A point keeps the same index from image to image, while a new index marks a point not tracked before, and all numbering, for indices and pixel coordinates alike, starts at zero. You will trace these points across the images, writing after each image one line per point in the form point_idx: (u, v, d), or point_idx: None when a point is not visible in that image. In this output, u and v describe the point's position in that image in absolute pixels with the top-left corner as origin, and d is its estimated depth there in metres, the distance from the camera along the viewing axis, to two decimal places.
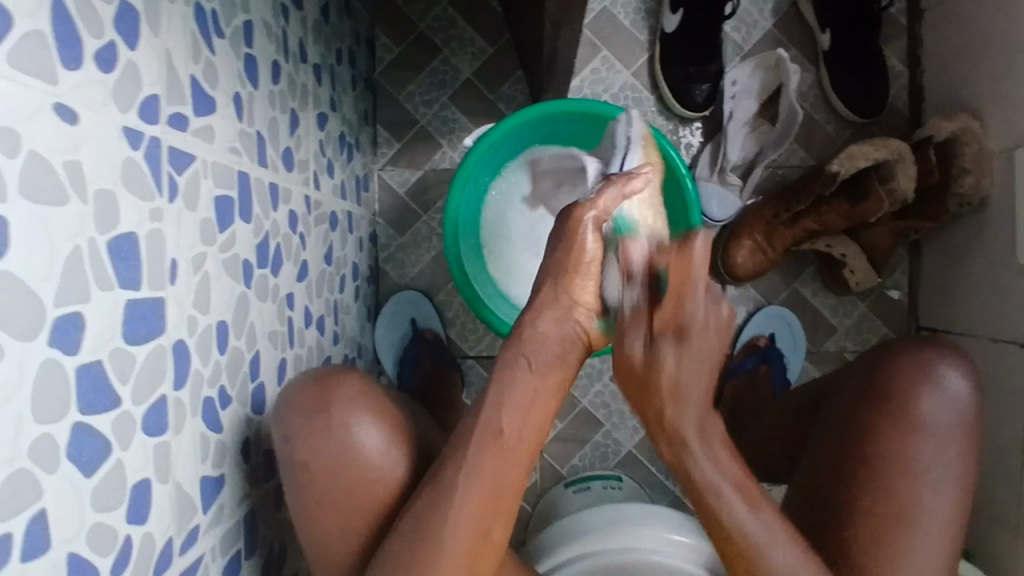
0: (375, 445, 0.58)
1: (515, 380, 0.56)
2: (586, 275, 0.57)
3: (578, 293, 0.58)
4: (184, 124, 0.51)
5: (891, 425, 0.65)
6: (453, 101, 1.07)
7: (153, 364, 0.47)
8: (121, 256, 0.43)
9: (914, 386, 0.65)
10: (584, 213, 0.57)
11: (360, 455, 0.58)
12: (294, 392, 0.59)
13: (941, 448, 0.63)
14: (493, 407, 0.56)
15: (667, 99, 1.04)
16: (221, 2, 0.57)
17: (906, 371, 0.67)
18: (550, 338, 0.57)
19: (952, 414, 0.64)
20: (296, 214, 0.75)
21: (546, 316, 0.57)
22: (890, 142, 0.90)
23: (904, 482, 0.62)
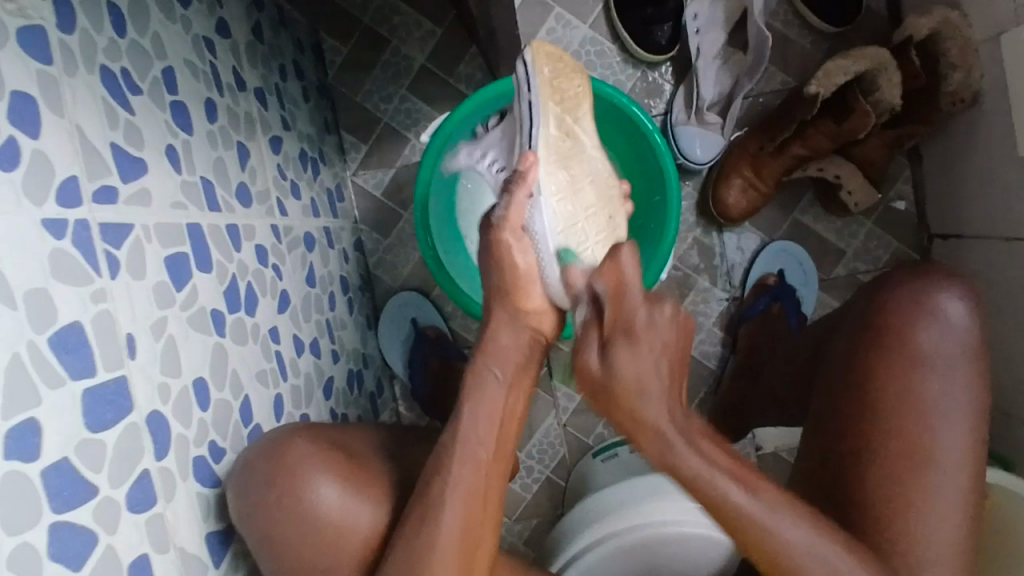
0: (333, 501, 0.59)
1: (483, 399, 0.59)
2: (528, 284, 0.62)
3: (524, 301, 0.63)
4: (113, 195, 0.50)
5: (893, 368, 0.62)
6: (412, 91, 1.04)
7: (128, 442, 0.47)
8: (68, 348, 0.43)
9: (913, 318, 0.63)
10: (501, 234, 0.61)
11: (318, 510, 0.59)
12: (241, 471, 0.56)
13: (947, 381, 0.61)
14: (468, 425, 0.59)
15: (630, 47, 0.99)
16: (131, 57, 0.55)
17: (904, 306, 0.64)
18: (512, 346, 0.62)
19: (955, 343, 0.62)
20: (265, 247, 0.74)
21: (505, 327, 0.62)
22: (868, 50, 0.84)
23: (915, 422, 0.60)
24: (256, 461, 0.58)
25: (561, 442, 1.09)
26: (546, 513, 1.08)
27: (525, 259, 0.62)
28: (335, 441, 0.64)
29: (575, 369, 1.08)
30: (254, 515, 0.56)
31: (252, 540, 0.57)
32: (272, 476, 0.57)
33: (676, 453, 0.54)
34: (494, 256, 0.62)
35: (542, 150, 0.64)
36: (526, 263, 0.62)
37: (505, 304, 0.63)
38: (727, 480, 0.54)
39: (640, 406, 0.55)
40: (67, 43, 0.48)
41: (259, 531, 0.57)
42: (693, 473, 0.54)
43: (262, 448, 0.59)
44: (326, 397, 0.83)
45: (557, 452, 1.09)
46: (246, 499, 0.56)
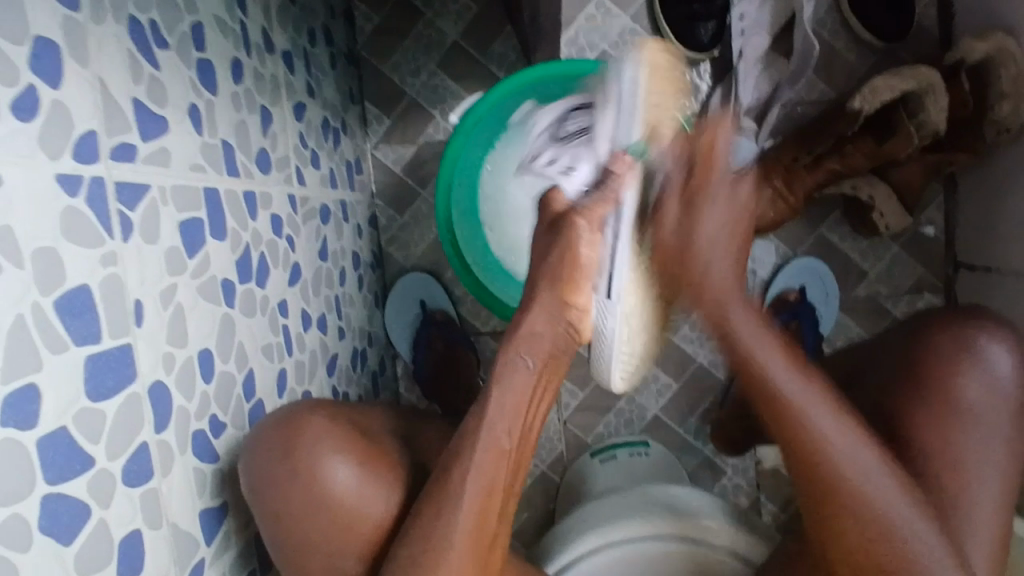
0: (349, 484, 0.57)
1: (509, 379, 0.60)
2: (584, 279, 0.63)
3: (572, 296, 0.63)
4: (132, 153, 0.47)
5: (929, 413, 0.60)
6: (442, 67, 1.01)
7: (128, 413, 0.45)
8: (74, 312, 0.41)
9: (956, 362, 0.61)
10: (576, 221, 0.62)
11: (333, 493, 0.56)
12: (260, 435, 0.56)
13: (985, 435, 0.59)
14: (489, 415, 0.58)
15: (670, 42, 0.96)
16: (160, 9, 0.52)
17: (944, 350, 0.62)
18: (545, 332, 0.62)
19: (995, 394, 0.60)
20: (281, 217, 0.72)
21: (543, 313, 0.63)
22: (917, 70, 0.82)
23: (948, 477, 0.58)
24: (275, 429, 0.57)
25: (559, 438, 1.07)
26: (537, 507, 1.08)
27: (589, 253, 0.63)
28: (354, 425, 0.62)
29: (581, 366, 1.07)
30: (271, 491, 0.55)
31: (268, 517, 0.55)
32: (291, 456, 0.56)
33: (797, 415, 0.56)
34: (562, 251, 0.62)
35: (633, 142, 0.63)
36: (589, 258, 0.63)
37: (553, 291, 0.63)
38: (809, 423, 0.56)
39: (729, 309, 0.57)
40: None
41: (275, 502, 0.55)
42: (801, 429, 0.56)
43: (280, 423, 0.58)
44: (330, 375, 0.81)
45: (554, 448, 1.07)
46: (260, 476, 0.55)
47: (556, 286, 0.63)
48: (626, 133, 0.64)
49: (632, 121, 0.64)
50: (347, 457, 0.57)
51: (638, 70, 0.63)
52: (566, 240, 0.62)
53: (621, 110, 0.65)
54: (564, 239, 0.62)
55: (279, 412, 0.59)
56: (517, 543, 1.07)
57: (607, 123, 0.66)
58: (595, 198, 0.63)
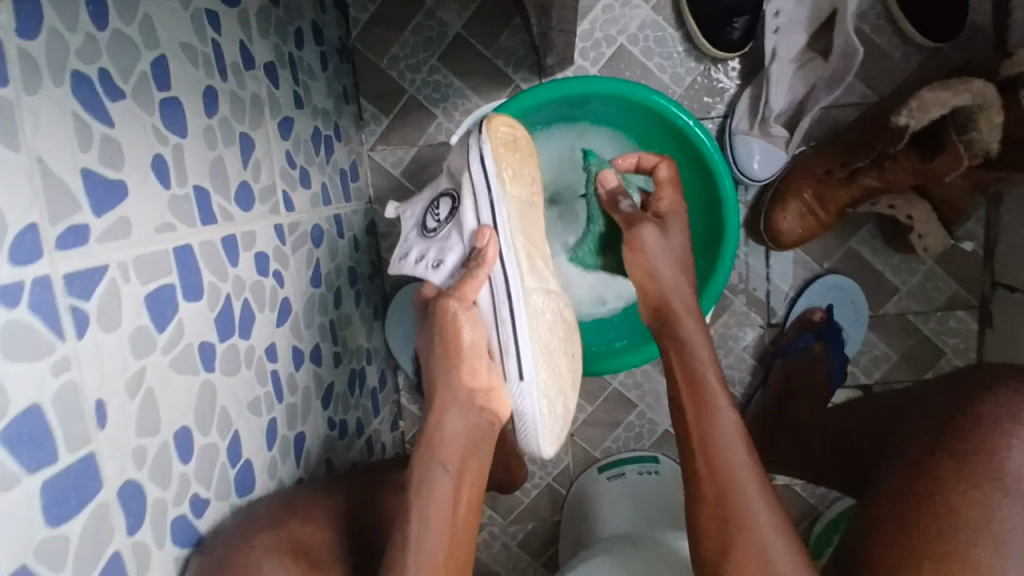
0: None
1: (432, 477, 0.56)
2: (475, 358, 0.59)
3: (472, 380, 0.59)
4: (85, 235, 0.42)
5: (975, 476, 0.55)
6: (444, 62, 0.93)
7: (95, 527, 0.41)
8: (20, 439, 0.36)
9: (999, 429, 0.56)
10: (448, 302, 0.58)
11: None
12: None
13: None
14: (418, 528, 0.54)
15: (694, 37, 0.88)
16: (113, 53, 0.46)
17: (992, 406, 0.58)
18: (460, 432, 0.58)
19: None
20: (267, 253, 0.66)
21: (452, 413, 0.59)
22: (972, 82, 0.71)
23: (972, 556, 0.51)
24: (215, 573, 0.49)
25: (566, 451, 1.04)
26: (543, 518, 1.05)
27: (472, 332, 0.59)
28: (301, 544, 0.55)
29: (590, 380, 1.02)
30: None
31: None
32: None
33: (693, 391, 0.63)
34: (443, 331, 0.59)
35: (506, 228, 0.58)
36: (474, 339, 0.59)
37: (449, 374, 0.59)
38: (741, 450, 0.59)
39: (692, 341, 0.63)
40: (28, 52, 0.39)
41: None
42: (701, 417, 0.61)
43: (218, 555, 0.50)
44: (325, 408, 0.77)
45: (561, 461, 1.04)
46: None
47: (457, 373, 0.59)
48: (489, 214, 0.58)
49: (498, 206, 0.58)
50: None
51: (486, 147, 0.57)
52: (448, 325, 0.59)
53: (484, 194, 0.58)
54: (447, 322, 0.59)
55: (209, 545, 0.51)
56: (523, 553, 1.06)
57: (469, 208, 0.59)
58: (461, 280, 0.58)
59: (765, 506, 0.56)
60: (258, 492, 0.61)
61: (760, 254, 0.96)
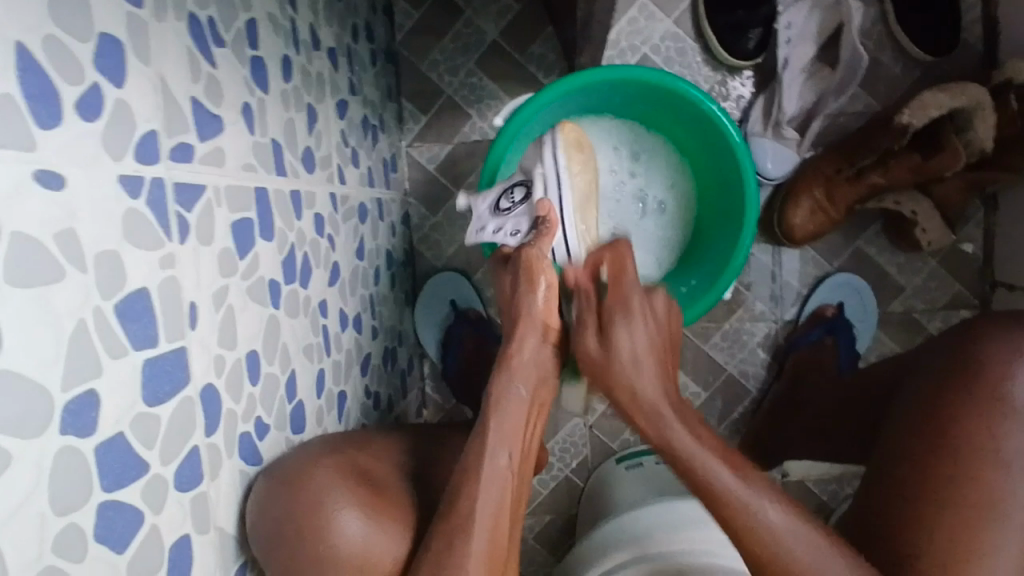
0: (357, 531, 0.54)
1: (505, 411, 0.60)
2: (547, 303, 0.63)
3: (547, 321, 0.64)
4: (189, 154, 0.47)
5: (979, 404, 0.57)
6: (480, 67, 1.00)
7: (182, 417, 0.44)
8: (133, 315, 0.40)
9: (1005, 356, 0.58)
10: (526, 249, 0.64)
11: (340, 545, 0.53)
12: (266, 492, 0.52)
13: None
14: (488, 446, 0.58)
15: (713, 47, 0.95)
16: (217, 5, 0.52)
17: (994, 357, 0.59)
18: (534, 360, 0.63)
19: None
20: (323, 216, 0.71)
21: (529, 341, 0.63)
22: (967, 87, 0.80)
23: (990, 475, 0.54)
24: (283, 490, 0.52)
25: (585, 443, 1.07)
26: (561, 510, 1.07)
27: (545, 275, 0.64)
28: (357, 470, 0.60)
29: None
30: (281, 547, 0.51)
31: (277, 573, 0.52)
32: (296, 506, 0.52)
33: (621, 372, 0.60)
34: (524, 271, 0.64)
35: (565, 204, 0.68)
36: (547, 284, 0.64)
37: (530, 323, 0.64)
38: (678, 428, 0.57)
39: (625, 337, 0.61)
40: None
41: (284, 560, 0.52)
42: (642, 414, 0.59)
43: (281, 474, 0.53)
44: (362, 374, 0.81)
45: (579, 453, 1.07)
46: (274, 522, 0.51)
47: (537, 305, 0.64)
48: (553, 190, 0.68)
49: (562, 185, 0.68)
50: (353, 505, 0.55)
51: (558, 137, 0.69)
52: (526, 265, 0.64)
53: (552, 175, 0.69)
54: (525, 264, 0.64)
55: (276, 464, 0.55)
56: (538, 545, 1.08)
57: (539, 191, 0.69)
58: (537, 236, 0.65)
59: (748, 490, 0.53)
60: (308, 433, 0.64)
61: (773, 252, 1.02)
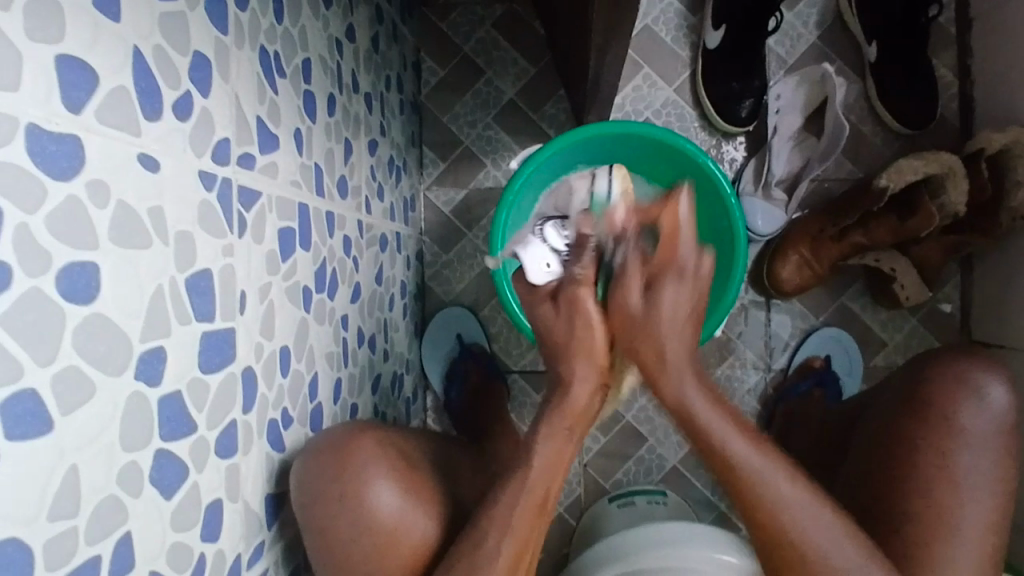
0: (391, 507, 0.57)
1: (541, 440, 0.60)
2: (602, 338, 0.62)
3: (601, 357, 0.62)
4: (251, 162, 0.54)
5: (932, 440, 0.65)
6: (497, 121, 1.09)
7: (225, 389, 0.50)
8: (198, 290, 0.46)
9: (958, 394, 0.66)
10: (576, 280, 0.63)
11: (380, 515, 0.57)
12: (312, 459, 0.56)
13: (977, 455, 0.63)
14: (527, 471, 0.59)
15: (710, 114, 1.04)
16: (282, 42, 0.60)
17: (944, 391, 0.66)
18: (581, 398, 0.61)
19: (996, 426, 0.64)
20: (350, 238, 0.78)
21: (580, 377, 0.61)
22: (940, 155, 0.89)
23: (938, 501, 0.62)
24: (330, 456, 0.57)
25: (579, 481, 1.10)
26: (553, 548, 1.09)
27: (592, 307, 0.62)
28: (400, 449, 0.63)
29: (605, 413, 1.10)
30: (320, 507, 0.55)
31: (316, 541, 0.56)
32: (341, 470, 0.57)
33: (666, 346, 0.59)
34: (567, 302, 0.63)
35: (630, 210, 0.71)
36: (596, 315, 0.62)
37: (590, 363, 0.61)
38: (685, 370, 0.59)
39: (660, 300, 0.58)
40: (239, 20, 0.52)
41: (322, 523, 0.56)
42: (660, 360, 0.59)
43: (327, 444, 0.58)
44: (373, 393, 0.85)
45: (573, 491, 1.09)
46: (314, 483, 0.56)
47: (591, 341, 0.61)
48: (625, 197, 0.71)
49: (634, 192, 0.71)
50: (389, 480, 0.58)
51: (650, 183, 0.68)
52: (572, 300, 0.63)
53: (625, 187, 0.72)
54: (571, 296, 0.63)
55: (331, 433, 0.60)
56: None
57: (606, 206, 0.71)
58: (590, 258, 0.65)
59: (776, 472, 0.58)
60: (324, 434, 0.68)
61: (762, 305, 1.08)
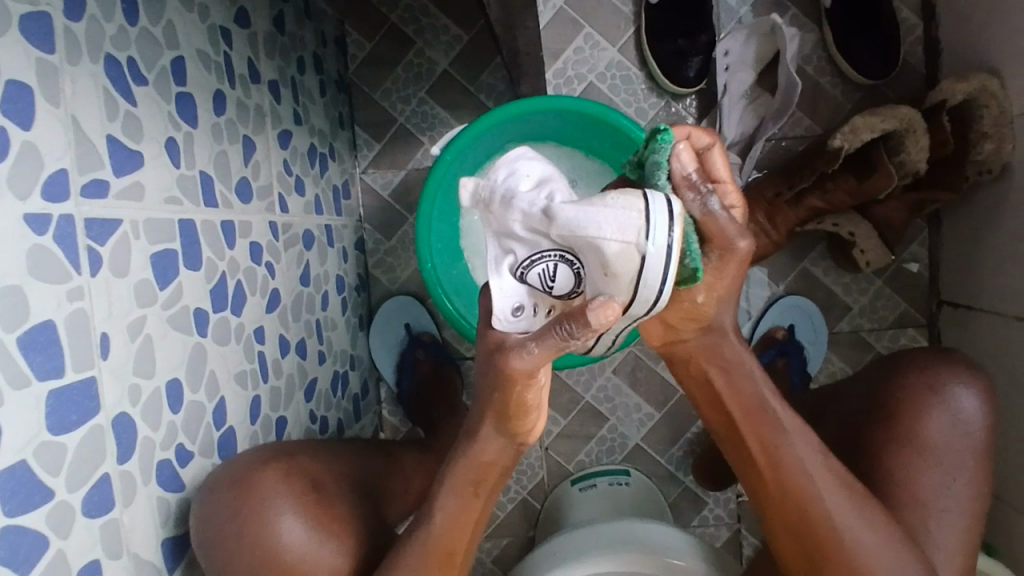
0: (299, 541, 0.55)
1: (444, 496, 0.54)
2: (526, 412, 0.48)
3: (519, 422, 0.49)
4: (105, 189, 0.49)
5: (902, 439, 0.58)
6: (432, 96, 1.02)
7: (91, 445, 0.46)
8: (37, 346, 0.42)
9: (931, 398, 0.59)
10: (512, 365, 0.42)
11: (287, 553, 0.54)
12: (209, 496, 0.54)
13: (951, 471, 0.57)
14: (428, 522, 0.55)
15: (656, 75, 0.97)
16: (140, 46, 0.54)
17: (915, 391, 0.59)
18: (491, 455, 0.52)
19: (967, 434, 0.58)
20: (260, 244, 0.73)
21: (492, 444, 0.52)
22: (898, 110, 0.83)
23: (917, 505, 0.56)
24: (229, 494, 0.55)
25: (541, 464, 1.07)
26: (518, 532, 1.07)
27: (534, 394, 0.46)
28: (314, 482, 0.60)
29: (563, 394, 1.06)
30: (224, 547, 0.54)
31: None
32: (238, 510, 0.54)
33: (722, 342, 0.51)
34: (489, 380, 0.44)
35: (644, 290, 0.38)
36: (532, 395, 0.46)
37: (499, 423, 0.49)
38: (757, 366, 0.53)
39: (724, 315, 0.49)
40: (71, 30, 0.46)
41: (219, 563, 0.54)
42: (724, 357, 0.51)
43: (226, 479, 0.56)
44: (307, 400, 0.82)
45: (536, 474, 1.07)
46: (213, 518, 0.54)
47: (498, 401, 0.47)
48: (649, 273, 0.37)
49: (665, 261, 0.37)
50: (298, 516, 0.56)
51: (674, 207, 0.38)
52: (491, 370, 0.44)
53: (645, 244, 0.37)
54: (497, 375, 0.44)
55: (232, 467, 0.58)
56: (496, 567, 1.08)
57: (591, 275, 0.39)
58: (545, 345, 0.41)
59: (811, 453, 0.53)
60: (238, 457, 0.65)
61: None
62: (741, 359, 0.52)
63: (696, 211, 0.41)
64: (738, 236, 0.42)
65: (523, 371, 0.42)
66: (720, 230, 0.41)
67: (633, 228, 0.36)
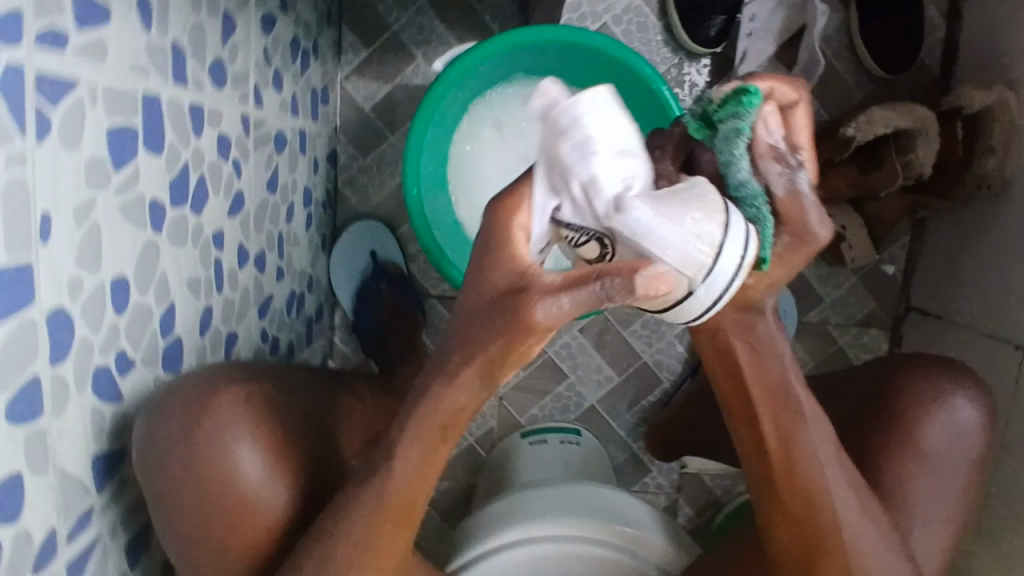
0: (255, 471, 0.52)
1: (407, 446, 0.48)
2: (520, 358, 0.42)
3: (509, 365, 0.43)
4: (63, 41, 0.40)
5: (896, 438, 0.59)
6: (433, 8, 0.93)
7: (21, 341, 0.39)
8: None
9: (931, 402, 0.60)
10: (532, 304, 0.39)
11: (238, 482, 0.51)
12: (156, 416, 0.49)
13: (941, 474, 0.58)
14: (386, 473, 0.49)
15: (675, 28, 0.92)
16: None
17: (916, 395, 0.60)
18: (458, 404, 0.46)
19: (961, 442, 0.59)
20: (229, 138, 0.65)
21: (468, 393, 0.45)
22: (914, 109, 0.81)
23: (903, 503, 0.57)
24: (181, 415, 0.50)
25: (492, 413, 1.05)
26: (460, 477, 1.05)
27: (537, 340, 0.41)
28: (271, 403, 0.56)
29: None
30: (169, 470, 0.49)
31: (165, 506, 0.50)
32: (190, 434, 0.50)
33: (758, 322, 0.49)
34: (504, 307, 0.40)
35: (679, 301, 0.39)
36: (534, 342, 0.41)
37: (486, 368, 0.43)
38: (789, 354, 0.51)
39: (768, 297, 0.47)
40: None
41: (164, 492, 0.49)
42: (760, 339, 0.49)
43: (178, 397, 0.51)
44: (260, 317, 0.76)
45: (486, 422, 1.05)
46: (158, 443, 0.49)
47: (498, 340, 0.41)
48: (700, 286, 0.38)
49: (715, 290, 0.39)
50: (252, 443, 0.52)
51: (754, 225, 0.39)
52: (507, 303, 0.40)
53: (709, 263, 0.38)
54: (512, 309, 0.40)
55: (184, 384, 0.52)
56: (432, 509, 1.06)
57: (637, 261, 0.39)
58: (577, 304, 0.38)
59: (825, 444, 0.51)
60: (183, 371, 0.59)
61: None
62: (774, 344, 0.50)
63: (782, 184, 0.41)
64: (818, 222, 0.42)
65: (545, 323, 0.39)
66: (801, 210, 0.42)
67: (696, 264, 0.37)
